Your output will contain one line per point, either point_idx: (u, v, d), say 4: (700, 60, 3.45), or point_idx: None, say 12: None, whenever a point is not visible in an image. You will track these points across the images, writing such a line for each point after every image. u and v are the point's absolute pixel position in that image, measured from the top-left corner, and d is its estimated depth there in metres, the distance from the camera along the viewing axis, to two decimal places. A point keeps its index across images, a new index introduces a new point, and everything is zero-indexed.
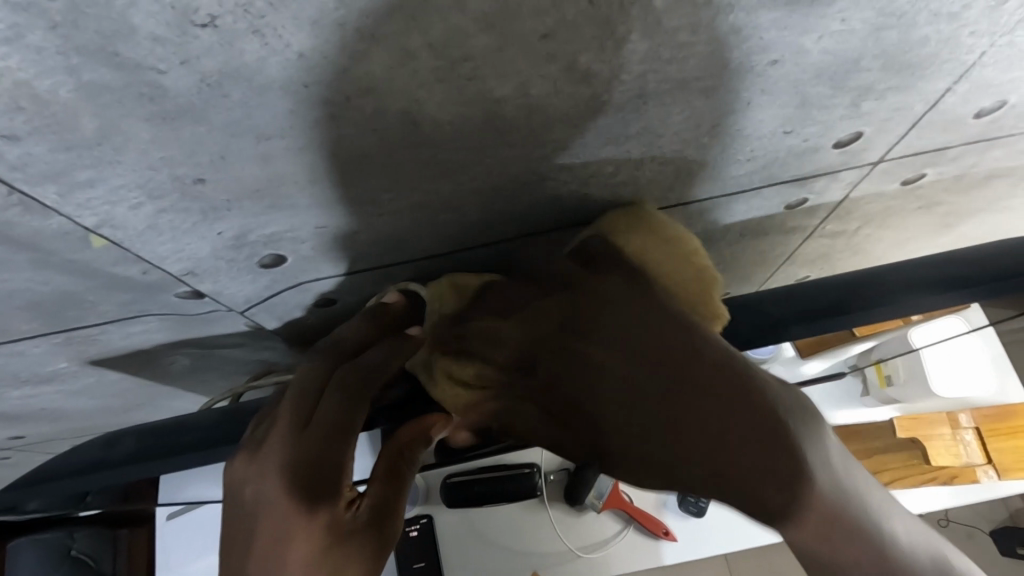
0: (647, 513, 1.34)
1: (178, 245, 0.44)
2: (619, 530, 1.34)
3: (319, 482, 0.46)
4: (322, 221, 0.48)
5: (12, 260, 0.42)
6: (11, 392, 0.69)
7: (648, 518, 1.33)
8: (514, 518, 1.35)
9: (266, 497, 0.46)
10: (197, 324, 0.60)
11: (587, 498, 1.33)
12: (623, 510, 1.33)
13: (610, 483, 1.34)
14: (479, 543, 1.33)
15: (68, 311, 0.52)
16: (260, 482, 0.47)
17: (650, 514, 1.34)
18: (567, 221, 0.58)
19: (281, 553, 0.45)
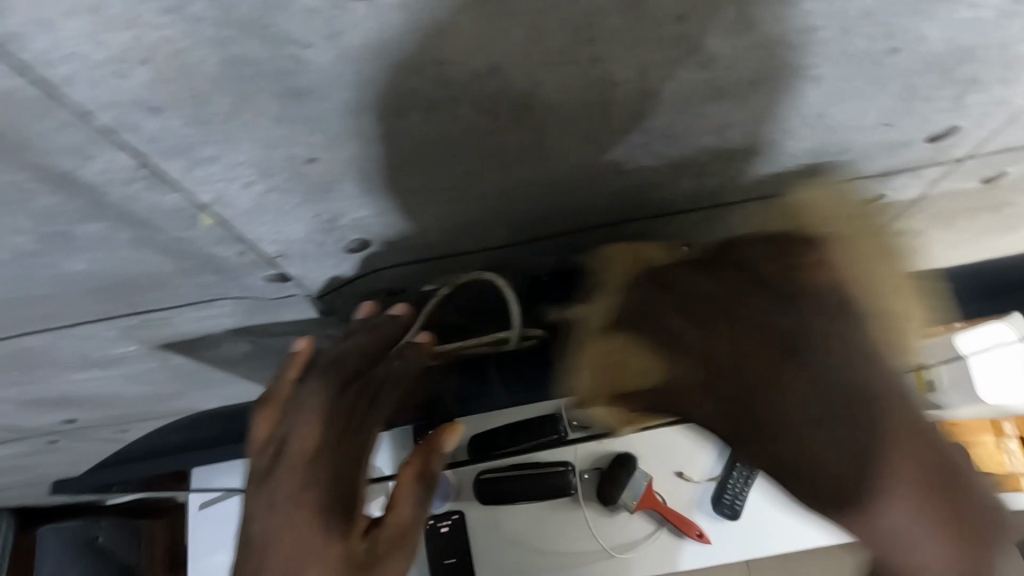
0: (680, 515, 1.33)
1: (276, 225, 0.44)
2: (652, 531, 1.33)
3: (343, 508, 0.47)
4: (414, 206, 0.48)
5: (117, 236, 0.42)
6: (77, 375, 0.70)
7: (679, 518, 1.32)
8: (546, 517, 1.35)
9: (292, 508, 0.46)
10: (270, 309, 0.61)
11: (620, 497, 1.32)
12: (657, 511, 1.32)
13: (643, 483, 1.33)
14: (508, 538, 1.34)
15: (152, 292, 0.53)
16: (296, 499, 0.46)
17: (684, 516, 1.33)
18: (644, 211, 0.58)
19: None
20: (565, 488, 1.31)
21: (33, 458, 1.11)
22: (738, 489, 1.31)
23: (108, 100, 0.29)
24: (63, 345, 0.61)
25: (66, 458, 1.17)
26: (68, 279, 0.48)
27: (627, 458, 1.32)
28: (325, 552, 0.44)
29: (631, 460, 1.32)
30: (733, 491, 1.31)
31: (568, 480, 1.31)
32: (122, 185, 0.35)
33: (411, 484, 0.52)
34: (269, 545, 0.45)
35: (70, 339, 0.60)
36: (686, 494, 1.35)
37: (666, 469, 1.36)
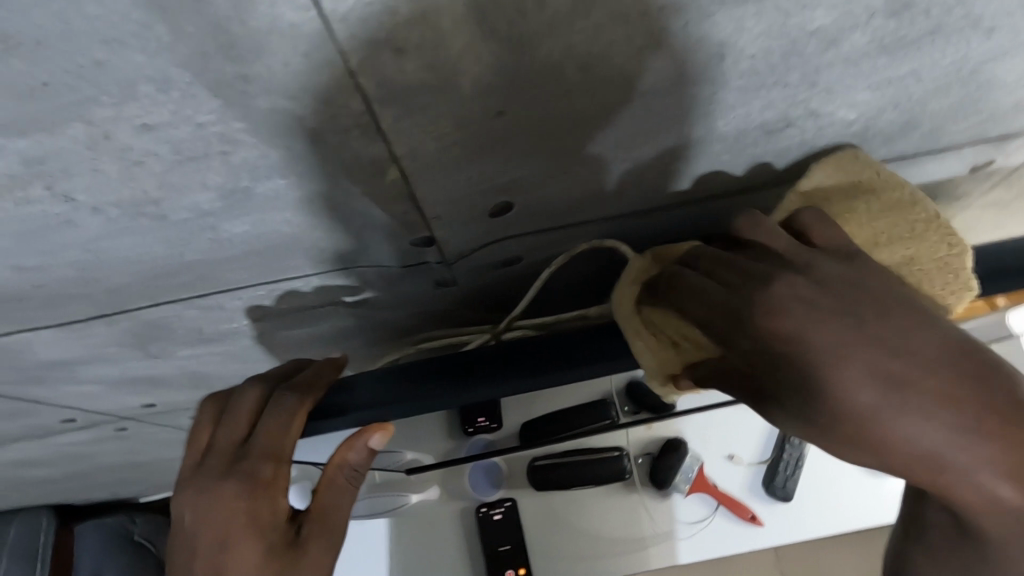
0: (732, 497, 1.22)
1: (444, 184, 0.45)
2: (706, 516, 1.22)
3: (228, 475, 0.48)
4: (567, 167, 0.48)
5: (293, 193, 0.43)
6: (181, 352, 0.70)
7: (732, 501, 1.21)
8: (598, 501, 1.25)
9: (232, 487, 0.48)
10: (392, 280, 0.61)
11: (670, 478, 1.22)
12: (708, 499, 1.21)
13: (695, 465, 1.22)
14: (556, 524, 1.25)
15: (294, 259, 0.53)
16: (228, 487, 0.48)
17: (736, 497, 1.22)
18: (769, 179, 0.58)
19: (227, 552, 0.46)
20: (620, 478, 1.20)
21: (96, 446, 1.11)
22: (789, 470, 1.21)
23: (366, 39, 0.30)
24: (185, 317, 0.61)
25: (126, 447, 1.16)
26: (221, 243, 0.49)
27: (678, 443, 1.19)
28: (256, 515, 0.47)
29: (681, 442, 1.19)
30: (784, 471, 1.20)
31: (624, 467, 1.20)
32: (339, 130, 0.36)
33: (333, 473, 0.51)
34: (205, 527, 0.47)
35: (193, 311, 0.60)
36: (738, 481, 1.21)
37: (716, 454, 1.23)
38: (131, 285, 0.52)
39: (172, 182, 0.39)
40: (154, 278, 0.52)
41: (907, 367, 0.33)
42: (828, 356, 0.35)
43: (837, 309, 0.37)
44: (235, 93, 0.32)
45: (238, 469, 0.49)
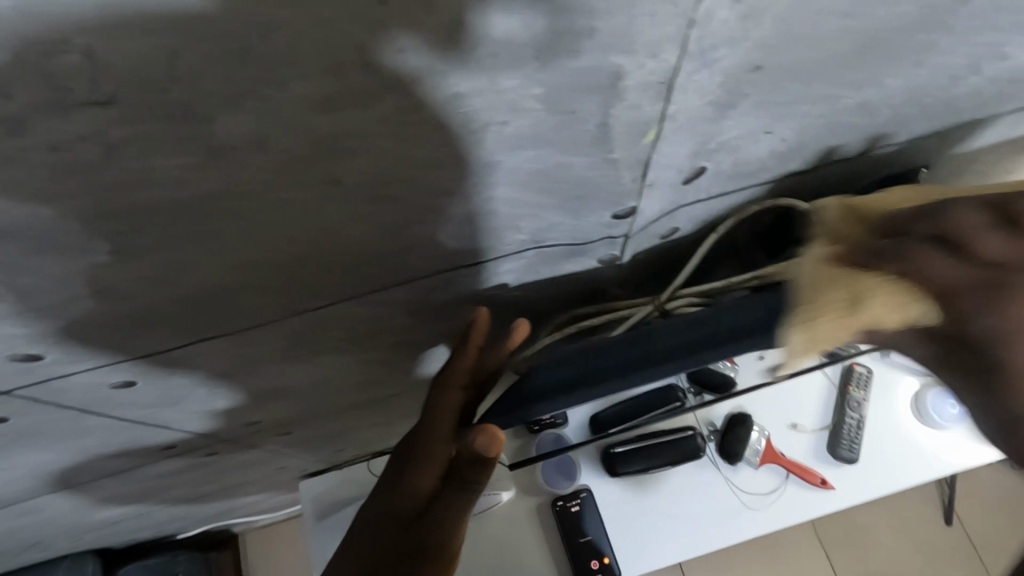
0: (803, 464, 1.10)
1: (676, 147, 0.45)
2: (776, 487, 1.09)
3: (386, 496, 0.57)
4: (774, 125, 0.49)
5: (536, 166, 0.43)
6: (328, 351, 0.69)
7: (802, 467, 1.10)
8: (679, 486, 1.09)
9: (374, 504, 0.58)
10: (559, 259, 0.61)
11: (744, 454, 1.08)
12: (783, 468, 1.09)
13: (763, 439, 1.10)
14: (637, 498, 1.09)
15: (487, 240, 0.53)
16: (377, 499, 0.58)
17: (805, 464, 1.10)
18: (926, 133, 0.60)
19: (357, 552, 0.56)
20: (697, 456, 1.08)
21: (183, 474, 1.08)
22: (855, 432, 1.09)
23: None
24: (353, 310, 0.60)
25: (203, 474, 1.12)
26: (434, 225, 0.48)
27: (744, 415, 1.08)
28: (378, 542, 0.55)
29: (750, 418, 1.09)
30: (850, 434, 1.09)
31: (700, 445, 1.08)
32: (632, 92, 0.36)
33: (454, 489, 0.54)
34: (361, 527, 0.58)
35: (362, 302, 0.59)
36: (808, 446, 1.11)
37: (779, 423, 1.12)
38: (329, 275, 0.52)
39: (437, 156, 0.39)
40: (352, 267, 0.51)
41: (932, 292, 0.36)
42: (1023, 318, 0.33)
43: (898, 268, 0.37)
44: (559, 55, 0.32)
45: (392, 468, 0.59)
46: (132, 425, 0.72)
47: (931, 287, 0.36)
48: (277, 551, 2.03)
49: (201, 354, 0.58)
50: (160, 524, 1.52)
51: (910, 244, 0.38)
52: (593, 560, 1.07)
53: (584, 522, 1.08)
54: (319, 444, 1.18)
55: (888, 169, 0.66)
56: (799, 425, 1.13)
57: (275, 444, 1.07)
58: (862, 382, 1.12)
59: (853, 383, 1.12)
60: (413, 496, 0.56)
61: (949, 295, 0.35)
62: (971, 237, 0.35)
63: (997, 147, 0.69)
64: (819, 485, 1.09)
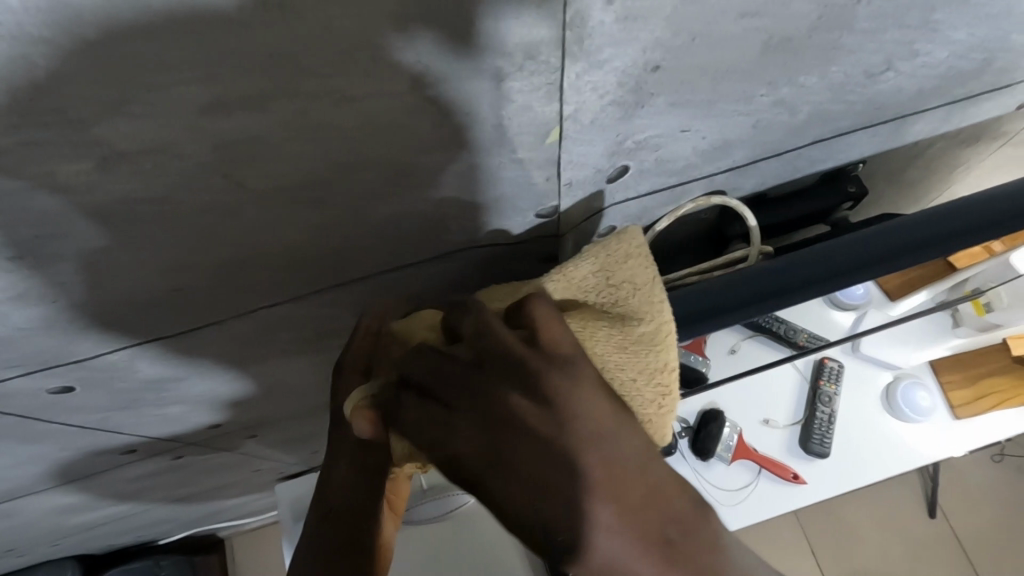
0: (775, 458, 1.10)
1: (588, 146, 0.46)
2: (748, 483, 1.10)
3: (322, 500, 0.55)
4: (691, 123, 0.50)
5: (448, 167, 0.44)
6: (275, 354, 0.69)
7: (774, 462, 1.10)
8: None
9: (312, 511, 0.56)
10: (497, 259, 0.62)
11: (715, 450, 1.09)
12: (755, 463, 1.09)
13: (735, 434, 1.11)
14: None
15: (416, 240, 0.54)
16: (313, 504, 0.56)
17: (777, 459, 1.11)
18: (855, 128, 0.60)
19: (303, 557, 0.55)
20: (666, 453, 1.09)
21: (152, 479, 1.08)
22: (826, 426, 1.09)
23: None
24: (294, 312, 0.61)
25: (173, 478, 1.13)
26: (357, 226, 0.49)
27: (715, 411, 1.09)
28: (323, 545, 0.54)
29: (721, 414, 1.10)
30: (821, 428, 1.09)
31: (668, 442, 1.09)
32: (524, 93, 0.37)
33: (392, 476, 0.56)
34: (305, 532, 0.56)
35: (301, 304, 0.60)
36: (780, 441, 1.11)
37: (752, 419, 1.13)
38: (259, 277, 0.52)
39: (343, 159, 0.40)
40: (283, 269, 0.52)
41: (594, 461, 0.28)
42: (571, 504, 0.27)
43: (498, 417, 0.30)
44: (441, 58, 0.33)
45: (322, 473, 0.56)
46: (86, 430, 0.73)
47: (539, 440, 0.29)
48: (262, 555, 2.04)
49: (141, 359, 0.59)
50: (140, 530, 1.53)
51: (544, 350, 0.32)
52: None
53: None
54: (290, 447, 1.19)
55: (826, 164, 0.67)
56: (770, 420, 1.13)
57: (243, 448, 1.07)
58: (835, 376, 1.12)
59: (825, 377, 1.11)
60: (344, 485, 0.54)
61: (594, 459, 0.28)
62: (567, 412, 0.29)
63: (936, 140, 0.70)
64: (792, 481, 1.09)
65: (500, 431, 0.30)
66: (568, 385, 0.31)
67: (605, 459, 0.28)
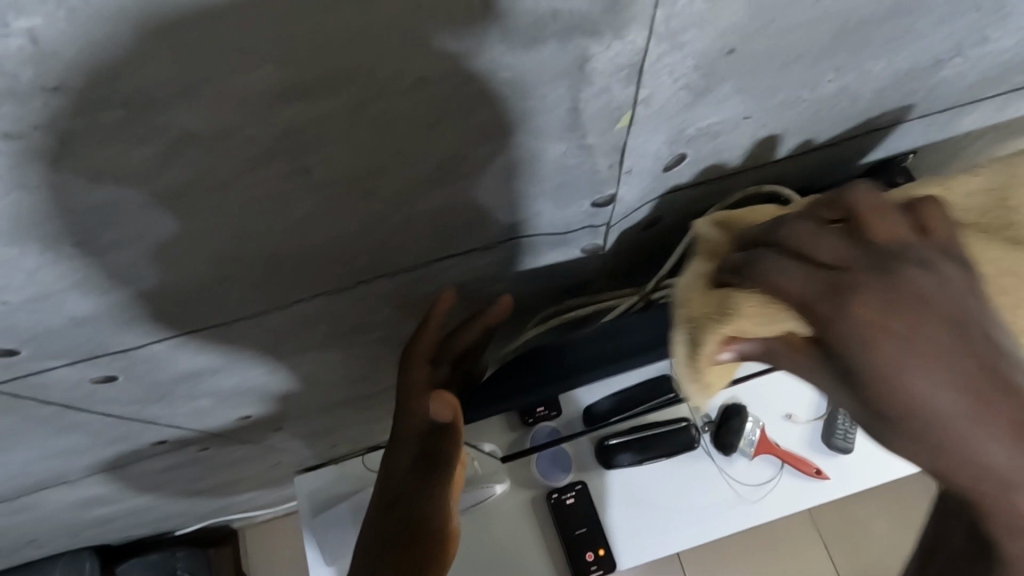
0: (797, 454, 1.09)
1: (652, 133, 0.44)
2: (771, 478, 1.08)
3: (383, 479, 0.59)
4: (753, 110, 0.48)
5: (511, 154, 0.42)
6: (312, 347, 0.68)
7: (796, 458, 1.09)
8: (672, 478, 1.09)
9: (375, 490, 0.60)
10: (541, 251, 0.61)
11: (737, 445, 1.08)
12: (778, 458, 1.08)
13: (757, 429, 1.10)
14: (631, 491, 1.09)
15: (465, 230, 0.52)
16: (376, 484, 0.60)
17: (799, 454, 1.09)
18: (910, 118, 0.59)
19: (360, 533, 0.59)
20: (691, 447, 1.08)
21: (174, 472, 1.08)
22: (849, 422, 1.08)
23: None
24: (335, 303, 0.60)
25: (194, 471, 1.12)
26: (411, 216, 0.48)
27: (738, 406, 1.08)
28: (376, 525, 0.58)
29: (745, 410, 1.08)
30: (845, 425, 1.07)
31: (693, 437, 1.07)
32: (600, 75, 0.35)
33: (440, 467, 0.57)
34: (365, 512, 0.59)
35: (344, 295, 0.59)
36: (801, 436, 1.10)
37: (774, 414, 1.12)
38: (307, 268, 0.51)
39: (408, 145, 0.39)
40: (331, 260, 0.51)
41: (898, 313, 0.29)
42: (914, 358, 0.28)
43: (834, 289, 0.30)
44: (524, 38, 0.32)
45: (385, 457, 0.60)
46: (117, 422, 0.72)
47: (902, 294, 0.29)
48: (275, 548, 2.04)
49: (181, 350, 0.58)
50: (157, 521, 1.53)
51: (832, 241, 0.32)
52: (590, 552, 1.07)
53: (579, 515, 1.08)
54: (313, 440, 1.18)
55: (874, 155, 0.65)
56: (793, 415, 1.12)
57: (267, 441, 1.07)
58: None
59: None
60: (400, 475, 0.58)
61: (923, 304, 0.29)
62: (808, 246, 0.33)
63: (984, 132, 0.68)
64: (815, 476, 1.08)
65: (865, 337, 0.28)
66: (932, 259, 0.30)
67: (946, 346, 0.28)
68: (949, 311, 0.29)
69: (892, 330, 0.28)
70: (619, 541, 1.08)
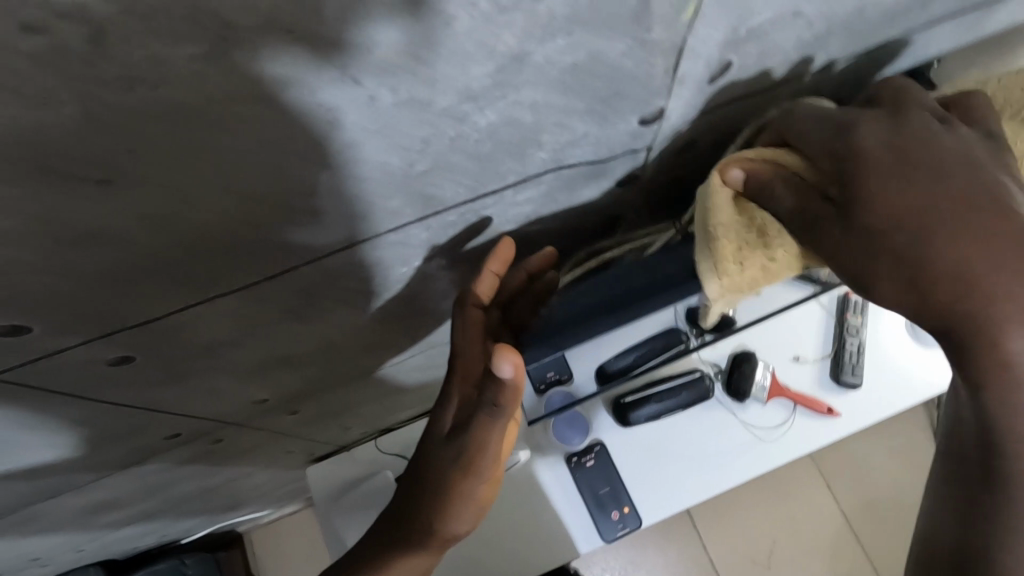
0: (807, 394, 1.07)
1: (710, 29, 0.41)
2: (784, 420, 1.07)
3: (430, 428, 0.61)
4: (803, 6, 0.46)
5: (567, 61, 0.39)
6: (336, 311, 0.64)
7: (807, 399, 1.07)
8: (689, 430, 1.06)
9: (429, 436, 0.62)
10: (578, 185, 0.58)
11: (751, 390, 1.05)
12: (790, 400, 1.06)
13: (768, 373, 1.07)
14: (648, 449, 1.06)
15: (507, 162, 0.49)
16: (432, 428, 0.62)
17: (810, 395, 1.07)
18: (941, 19, 0.57)
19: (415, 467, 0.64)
20: (706, 397, 1.05)
21: (185, 469, 1.02)
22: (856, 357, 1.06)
23: None
24: (365, 259, 0.56)
25: (204, 467, 1.07)
26: (456, 144, 0.44)
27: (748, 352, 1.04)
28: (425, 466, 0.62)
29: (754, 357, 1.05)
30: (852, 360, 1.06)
31: (708, 386, 1.05)
32: None
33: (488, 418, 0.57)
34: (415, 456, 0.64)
35: (376, 248, 0.54)
36: (811, 376, 1.08)
37: (782, 357, 1.08)
38: (341, 216, 0.47)
39: (465, 49, 0.35)
40: (369, 203, 0.47)
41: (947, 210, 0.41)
42: (957, 259, 0.40)
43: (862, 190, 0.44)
44: None
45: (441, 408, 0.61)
46: (128, 412, 0.67)
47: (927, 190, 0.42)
48: (286, 545, 2.00)
49: (202, 322, 0.53)
50: (162, 529, 1.46)
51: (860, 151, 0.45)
52: (615, 511, 1.05)
53: (599, 476, 1.06)
54: (324, 424, 1.14)
55: (900, 65, 0.64)
56: (801, 356, 1.09)
57: (280, 427, 1.02)
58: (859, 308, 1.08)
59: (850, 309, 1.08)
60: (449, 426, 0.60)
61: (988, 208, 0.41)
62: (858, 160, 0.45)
63: (1002, 35, 0.68)
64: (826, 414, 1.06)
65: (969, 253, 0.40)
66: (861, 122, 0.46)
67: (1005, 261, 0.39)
68: (963, 220, 0.41)
69: (909, 167, 0.43)
70: (642, 501, 1.06)
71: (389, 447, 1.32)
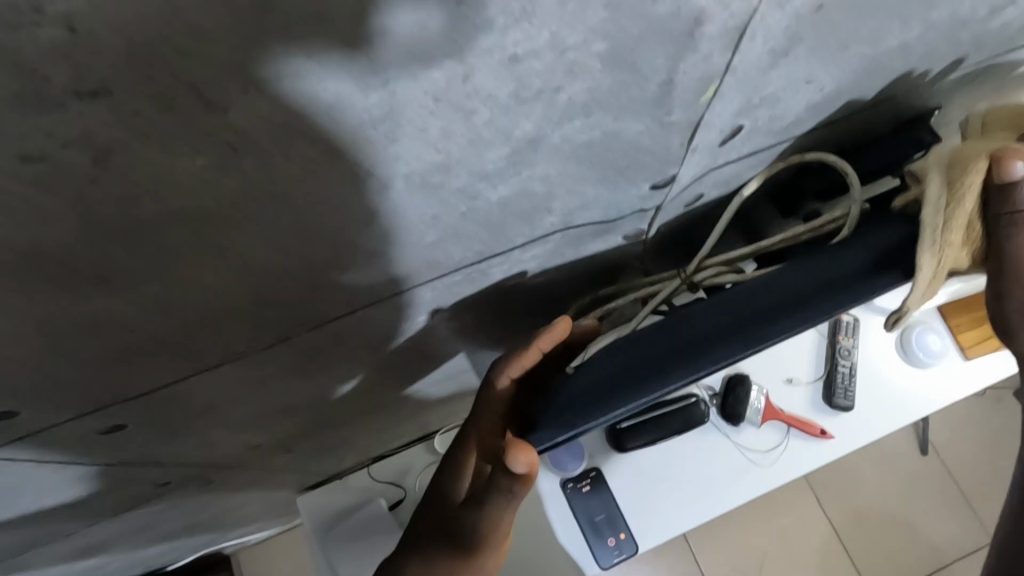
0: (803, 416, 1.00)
1: (726, 103, 0.41)
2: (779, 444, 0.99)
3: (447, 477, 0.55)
4: (816, 73, 0.45)
5: (583, 138, 0.38)
6: (336, 367, 0.62)
7: (801, 421, 0.99)
8: (679, 454, 0.99)
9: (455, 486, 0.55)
10: (584, 241, 0.57)
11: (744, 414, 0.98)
12: (784, 423, 0.99)
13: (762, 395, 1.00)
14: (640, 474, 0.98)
15: (516, 227, 0.48)
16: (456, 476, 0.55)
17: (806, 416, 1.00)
18: (946, 73, 0.57)
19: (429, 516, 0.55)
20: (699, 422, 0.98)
21: (173, 510, 0.99)
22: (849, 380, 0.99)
23: None
24: (368, 321, 0.54)
25: (193, 506, 1.04)
26: (467, 215, 0.42)
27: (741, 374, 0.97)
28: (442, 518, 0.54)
29: (748, 378, 0.98)
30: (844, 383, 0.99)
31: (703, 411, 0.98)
32: (704, 39, 0.31)
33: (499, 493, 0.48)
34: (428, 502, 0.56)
35: (382, 309, 0.53)
36: (804, 397, 1.01)
37: (775, 378, 1.02)
38: (347, 287, 0.45)
39: (482, 136, 0.33)
40: (376, 272, 0.45)
41: None
42: None
43: None
44: (631, 3, 0.27)
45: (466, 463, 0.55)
46: (118, 468, 0.65)
47: None
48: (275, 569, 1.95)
49: (197, 390, 0.51)
50: (147, 561, 1.43)
51: None
52: (610, 537, 0.97)
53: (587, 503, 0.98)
54: (317, 458, 1.11)
55: (902, 114, 0.64)
56: (794, 378, 1.02)
57: (271, 466, 0.99)
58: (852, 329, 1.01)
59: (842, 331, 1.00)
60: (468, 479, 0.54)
61: None
62: None
63: (1002, 82, 0.68)
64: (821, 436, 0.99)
65: None
66: None
67: None
68: None
69: None
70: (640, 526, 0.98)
71: (382, 475, 1.30)
